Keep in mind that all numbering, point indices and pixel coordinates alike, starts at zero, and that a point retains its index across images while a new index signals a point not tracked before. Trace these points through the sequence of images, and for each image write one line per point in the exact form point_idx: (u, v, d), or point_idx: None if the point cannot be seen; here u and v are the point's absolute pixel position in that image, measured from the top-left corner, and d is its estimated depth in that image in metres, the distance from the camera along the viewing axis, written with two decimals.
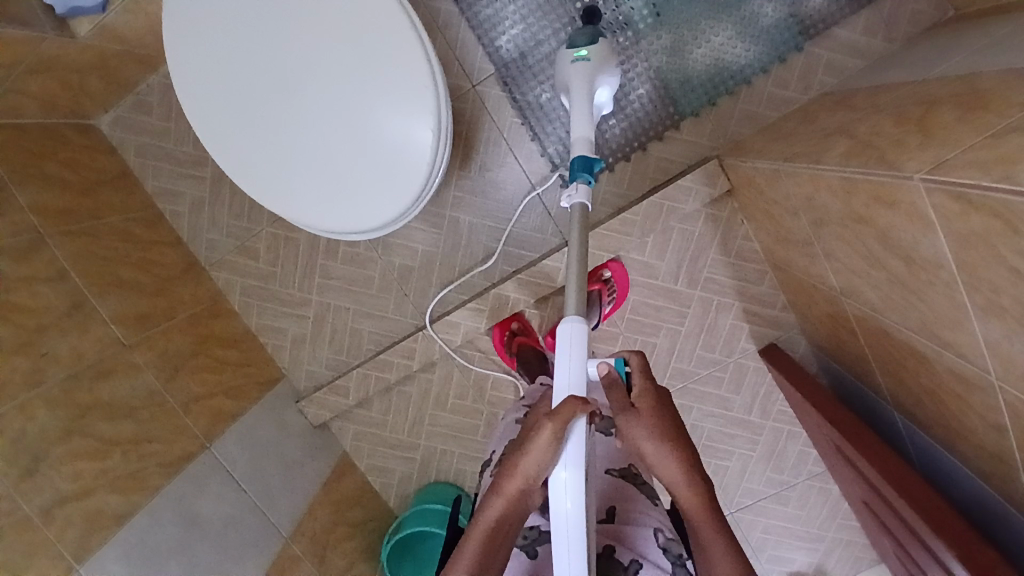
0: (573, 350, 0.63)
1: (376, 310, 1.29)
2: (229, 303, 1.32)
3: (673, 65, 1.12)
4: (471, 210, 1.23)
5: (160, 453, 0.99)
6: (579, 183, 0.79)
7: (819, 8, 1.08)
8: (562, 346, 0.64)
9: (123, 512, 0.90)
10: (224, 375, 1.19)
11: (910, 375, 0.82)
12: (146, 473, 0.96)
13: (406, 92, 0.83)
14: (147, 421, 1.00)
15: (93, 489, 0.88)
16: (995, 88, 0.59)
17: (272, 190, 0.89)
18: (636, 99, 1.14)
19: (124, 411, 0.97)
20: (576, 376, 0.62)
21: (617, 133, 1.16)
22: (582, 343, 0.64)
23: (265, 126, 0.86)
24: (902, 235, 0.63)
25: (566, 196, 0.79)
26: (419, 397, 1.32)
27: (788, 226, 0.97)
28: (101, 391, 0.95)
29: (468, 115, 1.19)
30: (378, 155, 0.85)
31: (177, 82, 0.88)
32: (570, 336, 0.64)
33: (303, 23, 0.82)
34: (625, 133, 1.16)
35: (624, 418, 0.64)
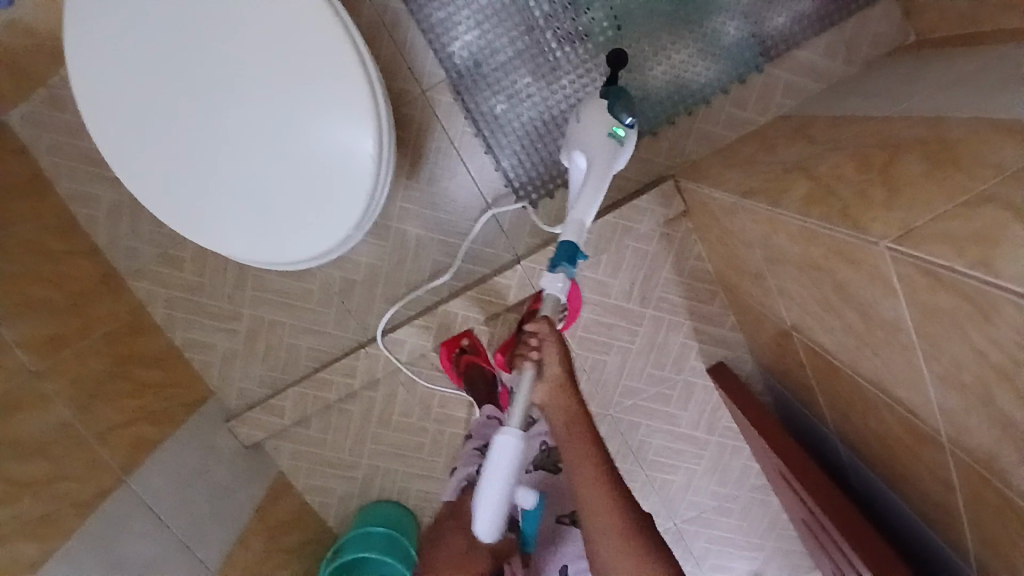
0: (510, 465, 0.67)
1: (315, 325, 1.21)
2: (152, 316, 1.21)
3: (631, 80, 1.09)
4: (418, 222, 1.17)
5: (75, 492, 0.90)
6: (562, 271, 0.82)
7: (779, 30, 1.08)
8: (499, 460, 0.67)
9: (36, 560, 0.80)
10: (144, 399, 1.09)
11: (856, 413, 0.83)
12: (59, 517, 0.86)
13: (343, 112, 0.76)
14: (60, 458, 0.90)
15: (4, 537, 0.77)
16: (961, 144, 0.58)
17: (194, 215, 0.81)
18: None
19: (32, 448, 0.87)
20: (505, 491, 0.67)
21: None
22: (519, 463, 0.67)
23: (186, 143, 0.78)
24: (862, 292, 0.62)
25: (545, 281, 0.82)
26: (361, 416, 1.25)
27: (742, 256, 0.96)
28: (8, 425, 0.84)
29: (419, 121, 1.13)
30: (313, 178, 0.77)
31: (76, 82, 0.78)
32: (511, 455, 0.67)
33: (232, 29, 0.74)
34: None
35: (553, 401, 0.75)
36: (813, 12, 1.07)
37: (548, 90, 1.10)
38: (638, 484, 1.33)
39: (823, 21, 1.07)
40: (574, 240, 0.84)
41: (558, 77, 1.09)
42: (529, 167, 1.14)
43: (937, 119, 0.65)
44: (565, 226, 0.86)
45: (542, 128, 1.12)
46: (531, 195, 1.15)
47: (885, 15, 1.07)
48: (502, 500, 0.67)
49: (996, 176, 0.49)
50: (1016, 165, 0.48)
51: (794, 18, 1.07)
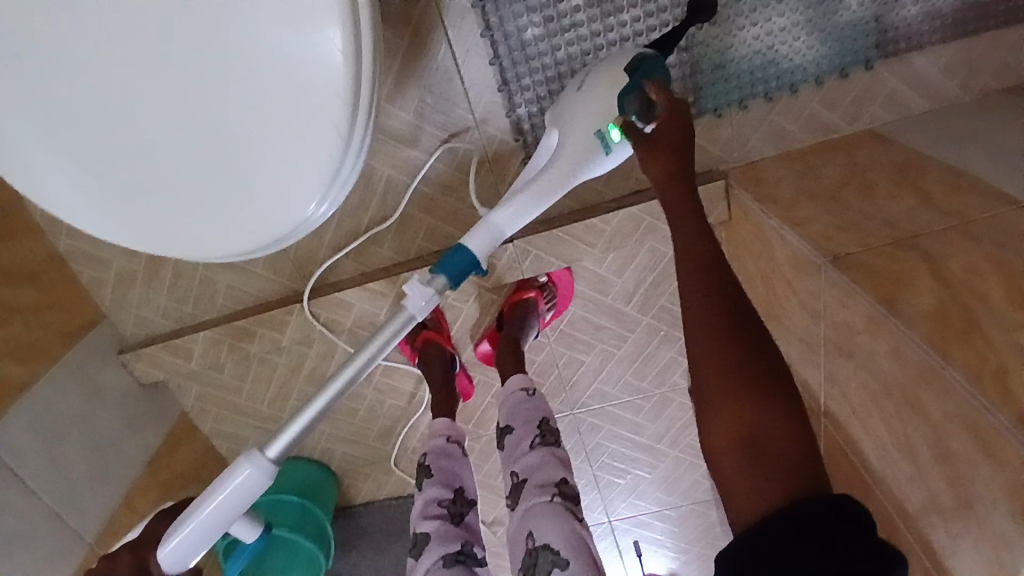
0: (231, 497, 0.60)
1: (241, 262, 0.95)
2: (26, 209, 0.91)
3: (711, 37, 0.82)
4: (392, 160, 0.90)
5: None
6: (439, 281, 0.67)
7: (910, 20, 0.82)
8: (226, 488, 0.60)
9: None
10: (13, 329, 0.83)
11: None
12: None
13: (311, 26, 0.52)
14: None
15: None
16: None
17: (86, 143, 0.57)
18: None
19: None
20: (218, 524, 0.61)
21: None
22: (248, 496, 0.61)
23: (87, 57, 0.54)
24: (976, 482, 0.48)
25: (411, 287, 0.67)
26: (286, 372, 1.05)
27: (786, 310, 0.78)
28: None
29: (418, 27, 0.82)
30: (268, 126, 0.56)
31: None
32: (240, 485, 0.60)
33: None
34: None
35: None
36: (955, 8, 0.81)
37: (599, 24, 0.82)
38: (585, 478, 1.24)
39: (963, 25, 0.82)
40: (476, 252, 0.68)
41: (615, 10, 0.81)
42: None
43: None
44: (477, 223, 0.69)
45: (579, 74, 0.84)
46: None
47: None
48: (208, 530, 0.60)
49: None
50: None
51: (931, 10, 0.81)
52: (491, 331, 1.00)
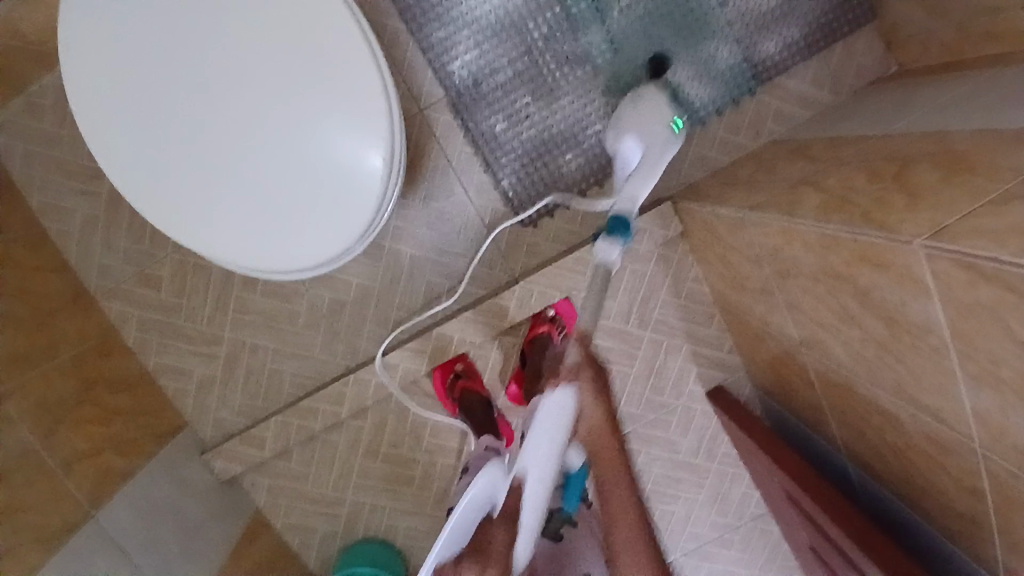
0: (561, 425, 0.71)
1: (300, 349, 1.15)
2: (124, 337, 1.13)
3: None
4: (413, 241, 1.14)
5: (36, 525, 0.84)
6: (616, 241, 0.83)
7: (771, 55, 1.10)
8: (551, 411, 0.71)
9: None
10: (112, 428, 1.02)
11: (871, 431, 0.82)
12: (22, 550, 0.80)
13: (358, 122, 0.73)
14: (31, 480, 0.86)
15: None
16: (974, 152, 0.60)
17: (176, 201, 0.76)
18: (593, 134, 1.10)
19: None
20: (557, 445, 0.71)
21: (573, 168, 1.11)
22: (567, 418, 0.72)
23: (184, 145, 0.74)
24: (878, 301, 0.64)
25: (601, 250, 0.83)
26: (347, 447, 1.18)
27: (743, 272, 0.96)
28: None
29: (417, 141, 1.12)
30: (317, 188, 0.74)
31: (74, 62, 0.73)
32: (562, 407, 0.71)
33: (246, 27, 0.72)
34: (582, 168, 1.11)
35: (586, 368, 0.76)
36: (801, 39, 1.10)
37: (548, 109, 1.10)
38: None
39: (813, 47, 1.10)
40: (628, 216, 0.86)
41: (557, 98, 1.09)
42: (530, 188, 1.12)
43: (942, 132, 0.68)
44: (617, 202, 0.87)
45: (542, 148, 1.11)
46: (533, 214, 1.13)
47: (870, 47, 1.12)
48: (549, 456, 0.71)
49: (1020, 173, 0.52)
50: None
51: (785, 45, 1.10)
52: (516, 371, 1.14)
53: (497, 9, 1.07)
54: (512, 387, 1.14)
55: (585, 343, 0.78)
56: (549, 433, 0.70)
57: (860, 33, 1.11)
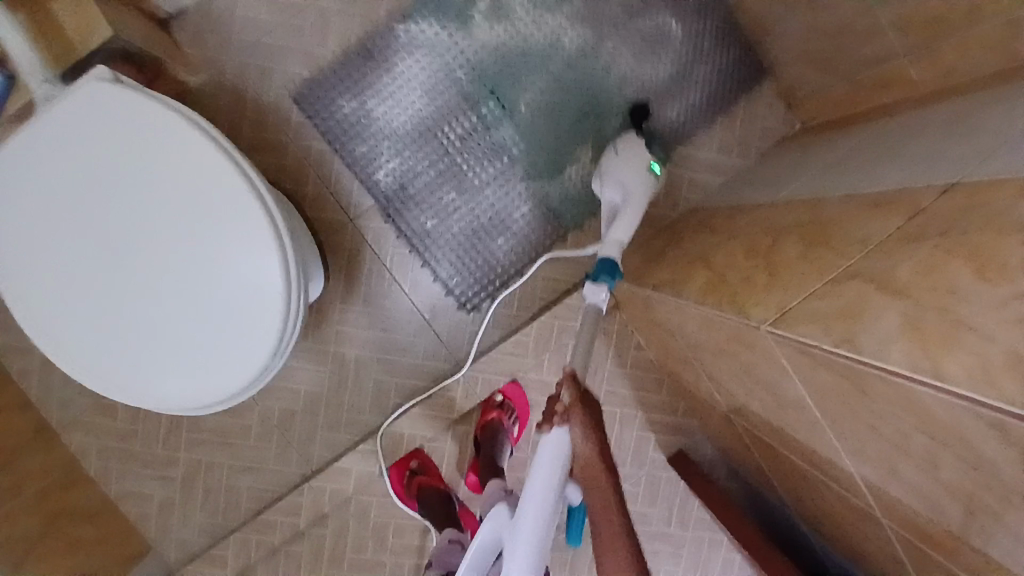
0: (557, 468, 0.69)
1: (255, 462, 1.15)
2: (83, 468, 1.15)
3: (548, 184, 1.14)
4: (358, 342, 1.16)
5: None
6: (603, 283, 0.88)
7: (675, 119, 1.15)
8: (547, 454, 0.69)
9: None
10: (78, 560, 1.01)
11: (806, 496, 0.81)
12: None
13: (254, 256, 0.77)
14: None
15: None
16: (834, 220, 0.61)
17: (97, 356, 0.79)
18: (520, 218, 1.15)
19: None
20: (556, 491, 0.68)
21: (506, 252, 1.15)
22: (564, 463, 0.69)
23: (97, 303, 0.77)
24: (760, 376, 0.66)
25: (588, 293, 0.88)
26: (311, 556, 1.14)
27: (669, 343, 0.97)
28: None
29: (351, 246, 1.15)
30: (227, 322, 0.78)
31: None
32: (557, 449, 0.69)
33: (140, 188, 0.76)
34: (515, 252, 1.15)
35: (578, 406, 0.73)
36: (701, 101, 1.15)
37: (473, 201, 1.14)
38: None
39: (713, 107, 1.15)
40: (614, 258, 0.91)
41: (478, 189, 1.14)
42: (467, 277, 1.15)
43: (816, 200, 0.70)
44: (604, 244, 0.93)
45: (473, 236, 1.14)
46: (474, 300, 1.15)
47: (775, 107, 1.16)
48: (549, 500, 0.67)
49: (861, 248, 0.53)
50: (877, 239, 0.52)
51: (685, 108, 1.15)
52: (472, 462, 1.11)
53: (411, 118, 1.12)
54: (470, 476, 1.10)
55: (574, 384, 0.76)
56: (547, 472, 0.68)
57: (760, 97, 1.16)
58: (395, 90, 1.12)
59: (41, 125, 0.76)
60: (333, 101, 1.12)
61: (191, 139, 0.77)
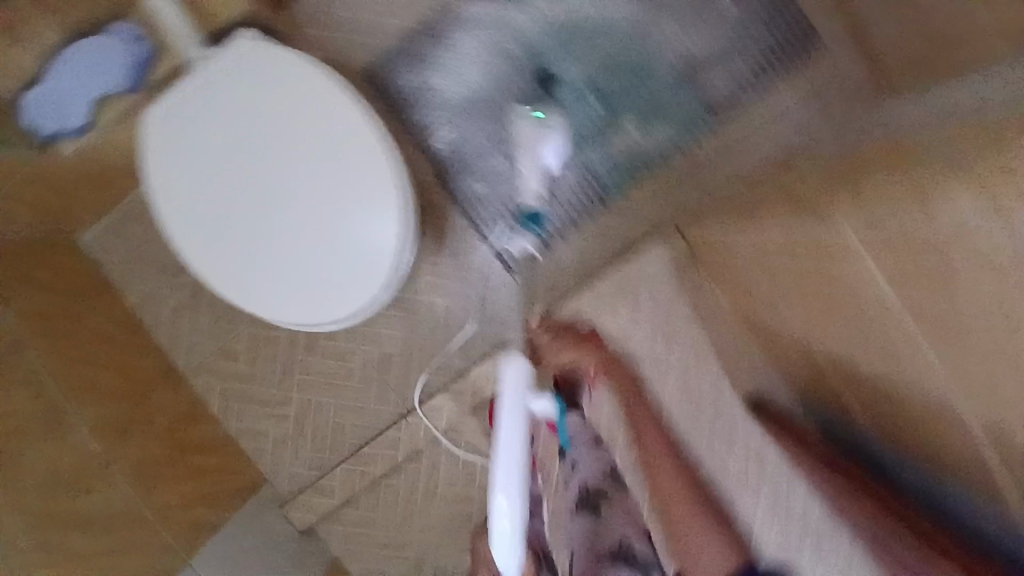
0: (517, 392, 0.69)
1: (357, 403, 1.27)
2: (208, 406, 1.28)
3: (593, 155, 1.17)
4: (447, 292, 1.24)
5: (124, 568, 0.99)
6: None
7: (724, 90, 1.14)
8: (509, 382, 0.69)
9: None
10: (201, 483, 1.17)
11: (889, 414, 0.83)
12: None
13: (375, 196, 0.88)
14: (130, 535, 1.02)
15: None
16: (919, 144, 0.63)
17: (239, 277, 0.92)
18: (564, 184, 1.19)
19: (86, 525, 0.97)
20: (519, 412, 0.67)
21: (550, 216, 1.20)
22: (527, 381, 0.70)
23: (244, 231, 0.91)
24: (862, 274, 0.70)
25: None
26: (407, 490, 1.26)
27: (747, 282, 1.02)
28: (77, 506, 0.98)
29: (440, 203, 1.21)
30: (347, 252, 0.88)
31: (155, 178, 0.92)
32: (519, 372, 0.70)
33: (283, 133, 0.89)
34: (559, 216, 1.20)
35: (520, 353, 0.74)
36: (749, 71, 1.13)
37: (522, 167, 1.19)
38: None
39: (760, 77, 1.13)
40: None
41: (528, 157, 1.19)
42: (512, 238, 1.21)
43: (909, 132, 0.69)
44: None
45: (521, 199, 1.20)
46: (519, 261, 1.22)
47: None
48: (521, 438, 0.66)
49: (958, 147, 0.54)
50: (975, 130, 0.54)
51: (732, 78, 1.14)
52: None
53: (467, 89, 1.18)
54: None
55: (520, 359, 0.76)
56: (510, 398, 0.68)
57: None
58: (451, 62, 1.18)
59: (205, 81, 0.90)
60: (395, 72, 1.19)
61: (326, 93, 0.89)
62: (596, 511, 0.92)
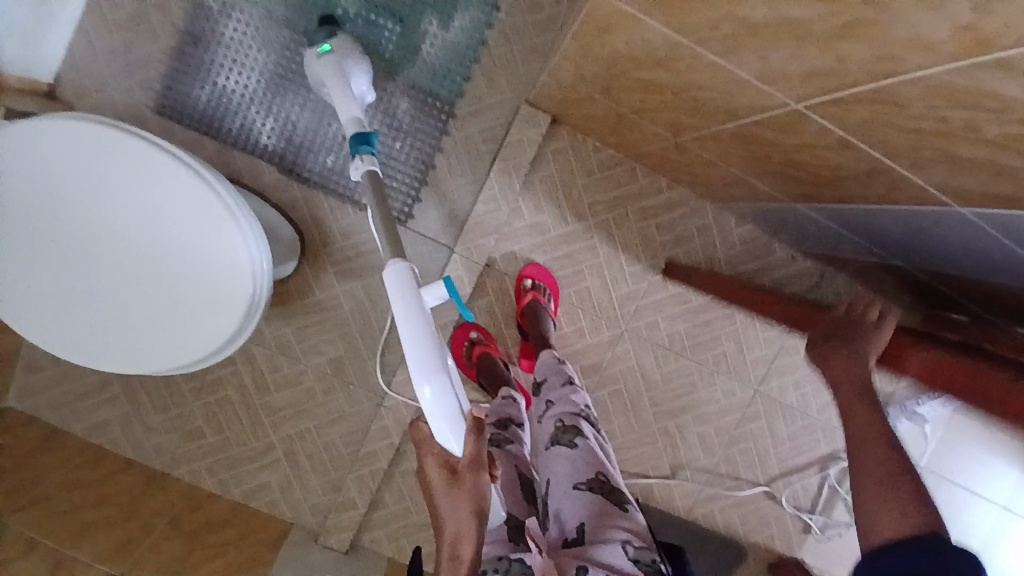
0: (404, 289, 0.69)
1: (333, 414, 1.26)
2: (204, 489, 1.27)
3: (413, 74, 1.15)
4: (358, 274, 1.22)
5: None
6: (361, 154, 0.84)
7: None
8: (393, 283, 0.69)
9: None
10: (227, 554, 1.16)
11: (766, 159, 0.84)
12: None
13: (201, 210, 0.84)
14: None
15: None
16: None
17: (117, 352, 0.87)
18: (404, 114, 1.17)
19: None
20: (412, 302, 0.68)
21: (408, 151, 1.18)
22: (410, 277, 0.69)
23: (95, 307, 0.85)
24: (654, 35, 0.67)
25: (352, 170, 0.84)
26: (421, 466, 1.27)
27: (601, 114, 1.03)
28: None
29: (304, 196, 1.19)
30: (206, 275, 0.85)
31: None
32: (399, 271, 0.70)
33: (75, 194, 0.82)
34: (417, 146, 1.18)
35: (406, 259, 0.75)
36: None
37: None
38: (695, 373, 1.29)
39: None
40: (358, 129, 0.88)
41: None
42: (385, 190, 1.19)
43: None
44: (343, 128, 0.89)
45: None
46: (404, 208, 1.20)
47: None
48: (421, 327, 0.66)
49: None
50: None
51: None
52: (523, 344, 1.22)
53: (264, 74, 1.14)
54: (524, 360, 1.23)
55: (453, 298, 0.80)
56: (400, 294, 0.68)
57: None
58: (235, 57, 1.13)
59: None
60: (190, 94, 1.14)
61: (93, 134, 0.82)
62: (572, 444, 0.86)
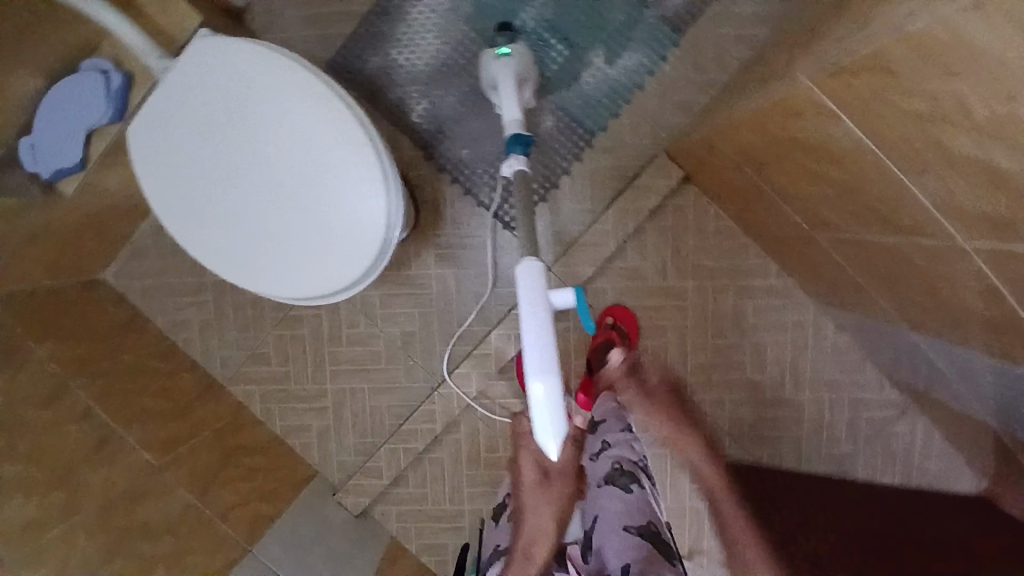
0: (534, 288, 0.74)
1: (388, 384, 1.30)
2: (251, 413, 1.34)
3: (567, 96, 1.20)
4: (454, 263, 1.26)
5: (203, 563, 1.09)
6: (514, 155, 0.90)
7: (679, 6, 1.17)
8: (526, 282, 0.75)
9: None
10: (255, 481, 1.24)
11: (900, 280, 0.82)
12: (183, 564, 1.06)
13: (355, 165, 0.90)
14: (188, 537, 1.09)
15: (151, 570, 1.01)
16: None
17: (245, 265, 0.95)
18: (547, 130, 1.21)
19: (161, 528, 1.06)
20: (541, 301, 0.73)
21: (539, 165, 1.22)
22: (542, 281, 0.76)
23: (238, 220, 0.93)
24: (834, 132, 0.68)
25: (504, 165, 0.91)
26: (451, 460, 1.29)
27: (740, 185, 1.03)
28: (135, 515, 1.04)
29: (430, 176, 1.25)
30: (340, 223, 0.91)
31: (146, 184, 0.95)
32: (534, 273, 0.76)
33: (254, 118, 0.90)
34: (549, 163, 1.22)
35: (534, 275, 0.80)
36: None
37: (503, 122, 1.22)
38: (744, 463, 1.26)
39: None
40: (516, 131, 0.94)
41: None
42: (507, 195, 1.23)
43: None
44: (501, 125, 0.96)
45: None
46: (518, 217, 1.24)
47: None
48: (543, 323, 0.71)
49: None
50: None
51: None
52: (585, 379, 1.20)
53: (434, 58, 1.21)
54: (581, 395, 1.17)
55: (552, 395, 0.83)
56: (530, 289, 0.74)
57: None
58: (413, 36, 1.21)
59: (171, 80, 0.91)
60: (362, 57, 1.22)
61: (287, 71, 0.90)
62: (627, 489, 0.87)
